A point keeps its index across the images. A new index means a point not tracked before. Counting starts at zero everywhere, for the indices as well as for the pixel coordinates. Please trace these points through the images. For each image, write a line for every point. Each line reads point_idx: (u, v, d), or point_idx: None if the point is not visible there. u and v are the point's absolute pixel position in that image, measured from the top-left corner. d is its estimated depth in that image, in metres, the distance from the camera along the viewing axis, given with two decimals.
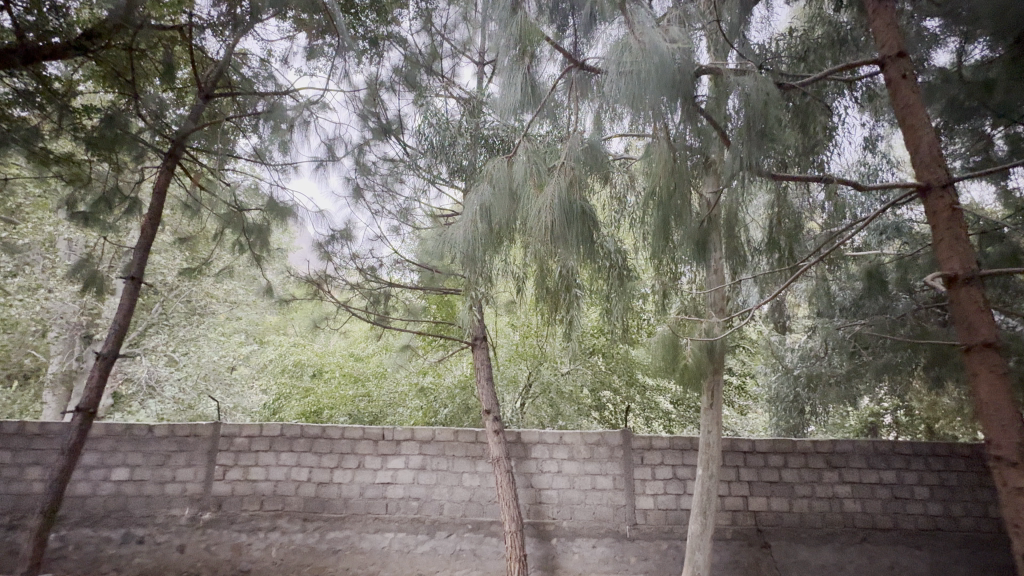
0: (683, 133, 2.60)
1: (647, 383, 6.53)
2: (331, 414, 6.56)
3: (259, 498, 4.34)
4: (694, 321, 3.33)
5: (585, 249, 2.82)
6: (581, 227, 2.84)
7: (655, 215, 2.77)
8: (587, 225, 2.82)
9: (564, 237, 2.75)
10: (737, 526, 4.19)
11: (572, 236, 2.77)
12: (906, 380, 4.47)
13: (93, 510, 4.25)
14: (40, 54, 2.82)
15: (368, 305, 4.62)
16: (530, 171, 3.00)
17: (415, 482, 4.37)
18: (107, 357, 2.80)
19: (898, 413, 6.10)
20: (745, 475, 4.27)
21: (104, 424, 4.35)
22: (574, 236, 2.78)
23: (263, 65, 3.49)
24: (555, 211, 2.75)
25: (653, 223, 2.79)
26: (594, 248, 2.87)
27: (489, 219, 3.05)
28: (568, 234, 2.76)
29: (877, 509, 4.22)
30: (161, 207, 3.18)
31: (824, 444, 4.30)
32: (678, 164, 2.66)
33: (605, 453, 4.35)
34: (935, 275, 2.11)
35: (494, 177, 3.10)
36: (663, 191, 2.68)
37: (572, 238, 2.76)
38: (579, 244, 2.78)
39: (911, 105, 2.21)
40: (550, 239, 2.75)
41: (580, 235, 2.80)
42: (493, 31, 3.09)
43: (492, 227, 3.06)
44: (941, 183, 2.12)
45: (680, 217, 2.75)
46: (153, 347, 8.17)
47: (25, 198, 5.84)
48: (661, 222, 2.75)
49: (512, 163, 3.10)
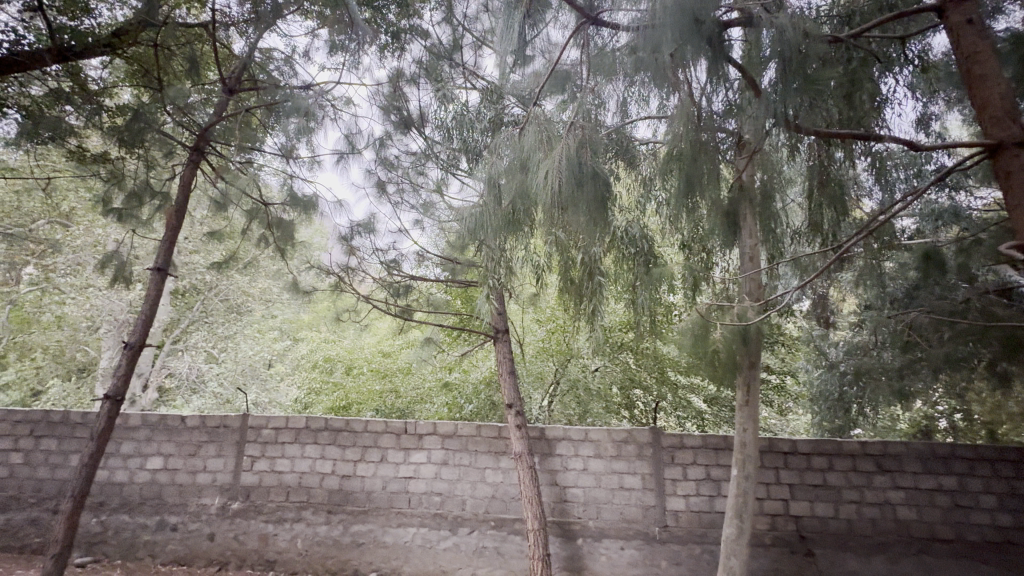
0: (710, 99, 2.40)
1: (680, 381, 6.29)
2: (359, 409, 6.65)
3: (285, 490, 4.38)
4: (725, 307, 3.15)
5: (595, 210, 2.62)
6: (594, 193, 2.63)
7: (678, 177, 2.64)
8: (601, 207, 2.63)
9: (572, 195, 2.58)
10: (778, 531, 3.94)
11: (581, 189, 2.58)
12: (966, 378, 4.09)
13: (130, 497, 4.42)
14: (72, 53, 2.95)
15: (389, 296, 4.51)
16: (542, 129, 2.86)
17: (438, 478, 4.32)
18: (135, 346, 2.86)
19: (956, 416, 5.63)
20: (785, 478, 4.01)
21: (140, 414, 4.51)
22: (587, 193, 2.59)
23: (287, 61, 3.54)
24: (564, 173, 2.55)
25: (675, 189, 2.69)
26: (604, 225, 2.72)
27: (498, 189, 3.04)
28: (576, 188, 2.58)
29: (935, 518, 3.87)
30: (185, 201, 3.23)
31: (874, 445, 3.99)
32: (701, 143, 2.50)
33: (633, 451, 4.18)
34: (1011, 248, 1.91)
35: (502, 150, 3.12)
36: (682, 154, 2.54)
37: (580, 189, 2.58)
38: (587, 213, 2.61)
39: (979, 53, 2.01)
40: (556, 198, 2.56)
41: (588, 186, 2.59)
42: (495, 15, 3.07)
43: (501, 206, 3.02)
44: (1018, 141, 1.91)
45: (703, 186, 2.60)
46: (194, 343, 8.62)
47: (75, 200, 6.16)
48: (685, 185, 2.62)
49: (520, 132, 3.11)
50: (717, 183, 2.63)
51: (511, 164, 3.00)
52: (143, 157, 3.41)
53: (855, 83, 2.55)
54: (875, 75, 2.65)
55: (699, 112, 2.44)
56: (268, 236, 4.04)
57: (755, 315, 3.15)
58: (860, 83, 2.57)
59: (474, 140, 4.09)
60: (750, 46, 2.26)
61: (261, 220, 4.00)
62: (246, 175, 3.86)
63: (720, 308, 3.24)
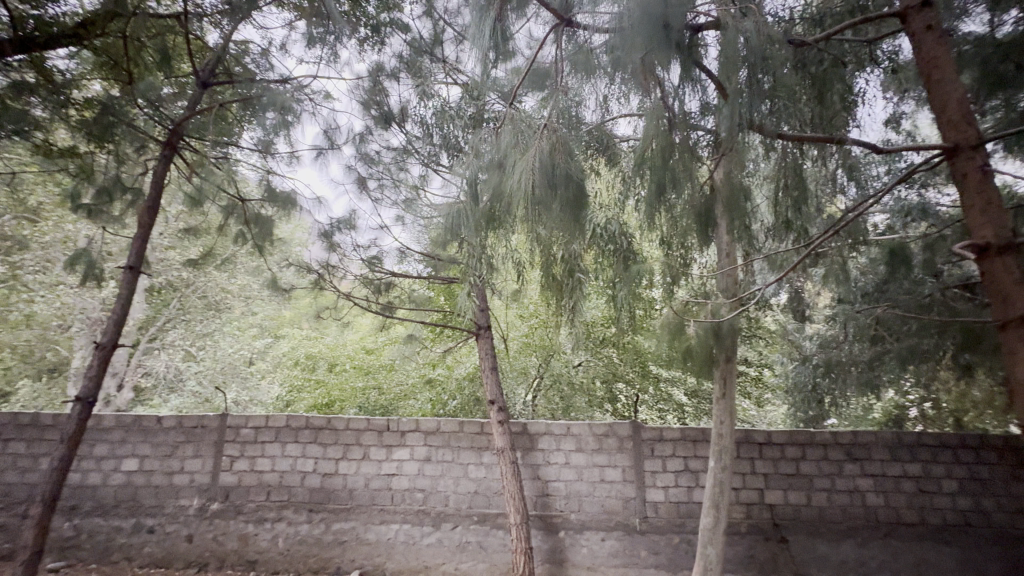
0: (683, 99, 2.45)
1: (661, 374, 6.39)
2: (342, 406, 6.60)
3: (266, 489, 4.34)
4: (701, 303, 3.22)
5: (569, 212, 2.72)
6: (567, 195, 2.72)
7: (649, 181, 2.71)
8: (574, 203, 2.73)
9: (545, 198, 2.66)
10: (753, 519, 4.05)
11: (553, 191, 2.67)
12: (932, 369, 4.24)
13: (105, 499, 4.33)
14: (35, 43, 2.88)
15: (369, 294, 4.50)
16: (516, 131, 2.90)
17: (421, 474, 4.33)
18: (107, 346, 2.80)
19: (925, 405, 5.84)
20: (760, 468, 4.13)
21: (114, 415, 4.41)
22: (559, 195, 2.68)
23: (263, 54, 3.48)
24: (538, 176, 2.65)
25: (647, 190, 2.72)
26: (580, 221, 2.78)
27: (473, 189, 3.10)
28: (548, 191, 2.66)
29: (901, 504, 4.03)
30: (158, 197, 3.14)
31: (845, 435, 4.12)
32: (675, 143, 2.53)
33: (614, 444, 4.25)
34: (965, 245, 2.00)
35: (476, 146, 3.20)
36: (655, 157, 2.59)
37: (552, 193, 2.67)
38: (561, 211, 2.69)
39: (937, 58, 2.08)
40: (528, 198, 2.65)
41: (561, 190, 2.68)
42: (467, 23, 3.06)
43: (480, 204, 3.04)
44: (972, 143, 1.99)
45: (678, 184, 2.65)
46: (171, 341, 8.45)
47: (43, 195, 5.98)
48: (657, 190, 2.67)
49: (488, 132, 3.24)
50: (688, 184, 2.68)
51: (488, 160, 3.03)
52: (113, 152, 3.33)
53: (824, 84, 2.62)
54: (847, 78, 2.72)
55: (676, 110, 2.48)
56: (245, 232, 3.98)
57: (727, 312, 3.24)
58: (829, 84, 2.65)
59: (455, 135, 3.95)
60: (725, 47, 2.28)
61: (238, 216, 3.90)
62: (225, 172, 3.83)
63: (697, 304, 3.31)
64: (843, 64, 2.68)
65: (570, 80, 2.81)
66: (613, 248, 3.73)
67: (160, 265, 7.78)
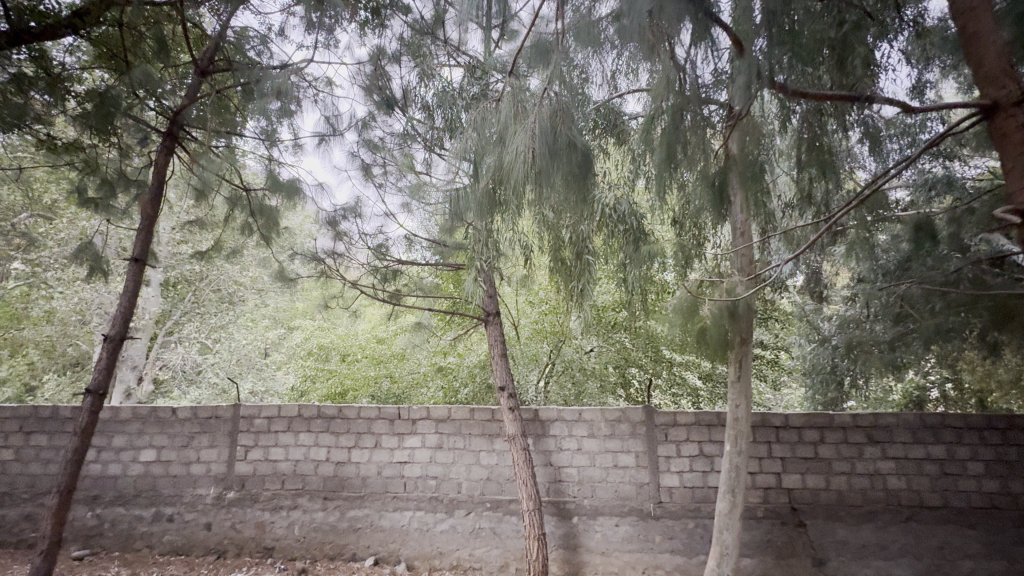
0: (693, 58, 2.38)
1: (674, 358, 6.30)
2: (355, 395, 6.66)
3: (280, 477, 4.39)
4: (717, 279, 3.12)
5: (571, 183, 2.70)
6: (567, 173, 2.69)
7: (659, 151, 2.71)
8: (576, 177, 2.69)
9: (546, 168, 2.65)
10: (770, 504, 3.99)
11: (554, 164, 2.65)
12: (958, 349, 4.09)
13: (125, 490, 4.42)
14: (30, 35, 2.80)
15: (377, 282, 4.50)
16: (516, 101, 2.84)
17: (432, 461, 4.33)
18: (115, 338, 2.81)
19: (946, 386, 5.71)
20: (777, 452, 4.05)
21: (130, 407, 4.48)
22: (557, 167, 2.67)
23: (263, 40, 3.41)
24: (537, 142, 2.64)
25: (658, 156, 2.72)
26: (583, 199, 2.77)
27: (476, 163, 3.10)
28: (550, 163, 2.65)
29: (924, 487, 3.92)
30: (161, 188, 3.11)
31: (865, 417, 4.02)
32: (685, 122, 2.58)
33: (627, 430, 4.20)
34: (1005, 211, 1.86)
35: (476, 121, 3.12)
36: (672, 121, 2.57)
37: (553, 166, 2.65)
38: (562, 183, 2.67)
39: (975, 9, 1.94)
40: (530, 174, 2.64)
41: (563, 163, 2.66)
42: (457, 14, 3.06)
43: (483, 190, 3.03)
44: (1013, 100, 1.84)
45: (690, 153, 2.68)
46: (187, 334, 8.58)
47: (57, 192, 6.05)
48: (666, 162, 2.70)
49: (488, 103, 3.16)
50: (705, 158, 2.69)
51: (491, 141, 2.99)
52: (118, 145, 3.38)
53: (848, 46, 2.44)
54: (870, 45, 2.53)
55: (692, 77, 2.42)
56: (250, 223, 3.98)
57: (743, 290, 3.14)
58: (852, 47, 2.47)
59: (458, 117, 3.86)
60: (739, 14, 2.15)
61: (243, 207, 3.92)
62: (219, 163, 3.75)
63: (712, 283, 3.22)
64: (866, 26, 2.50)
65: (574, 52, 2.68)
66: (623, 228, 3.62)
67: (172, 260, 7.86)
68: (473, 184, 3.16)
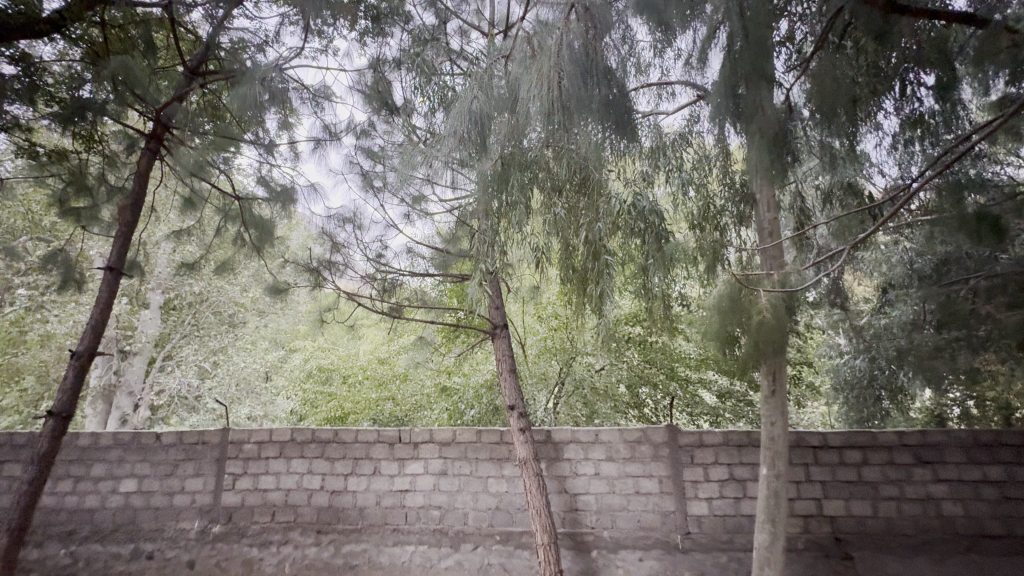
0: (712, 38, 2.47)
1: (690, 375, 5.99)
2: (355, 419, 6.38)
3: (271, 509, 4.08)
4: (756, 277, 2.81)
5: None
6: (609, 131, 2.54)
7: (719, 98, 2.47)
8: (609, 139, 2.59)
9: (567, 108, 2.52)
10: (811, 534, 3.62)
11: (588, 90, 2.47)
12: (1008, 361, 3.76)
13: (102, 524, 4.11)
14: (10, 34, 2.67)
15: (376, 294, 4.17)
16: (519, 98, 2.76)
17: (437, 489, 4.02)
18: (83, 356, 2.58)
19: (971, 404, 5.38)
20: (816, 475, 3.70)
21: (111, 433, 4.21)
22: (586, 101, 2.49)
23: (258, 49, 3.18)
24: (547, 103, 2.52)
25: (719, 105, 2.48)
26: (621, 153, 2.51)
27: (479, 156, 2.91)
28: (571, 100, 2.51)
29: (983, 512, 3.55)
30: (142, 195, 2.92)
31: (912, 435, 3.68)
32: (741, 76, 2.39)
33: (648, 452, 3.88)
34: None
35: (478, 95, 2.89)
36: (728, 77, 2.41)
37: (575, 104, 2.50)
38: None
39: None
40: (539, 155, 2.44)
41: (597, 91, 2.47)
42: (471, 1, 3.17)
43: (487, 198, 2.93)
44: None
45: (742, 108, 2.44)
46: (185, 358, 8.33)
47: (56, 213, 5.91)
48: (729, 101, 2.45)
49: (492, 75, 2.92)
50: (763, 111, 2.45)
51: (496, 150, 2.88)
52: (104, 153, 3.27)
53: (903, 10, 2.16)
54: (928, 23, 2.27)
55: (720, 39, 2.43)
56: (244, 234, 3.77)
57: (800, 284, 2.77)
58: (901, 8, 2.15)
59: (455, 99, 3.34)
60: None
61: (235, 218, 3.74)
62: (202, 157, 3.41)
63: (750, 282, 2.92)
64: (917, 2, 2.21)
65: (575, 42, 2.47)
66: (644, 227, 3.35)
67: (172, 280, 7.64)
68: (478, 186, 2.99)
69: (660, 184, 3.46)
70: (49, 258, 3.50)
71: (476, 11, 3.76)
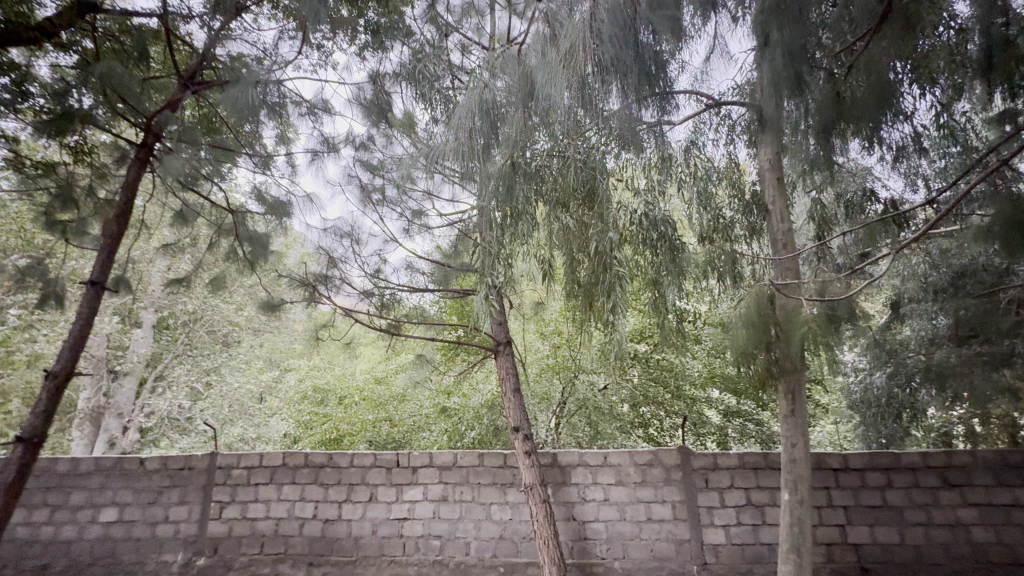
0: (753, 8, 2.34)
1: (696, 393, 5.82)
2: (352, 441, 6.15)
3: (260, 539, 3.87)
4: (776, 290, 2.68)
5: None
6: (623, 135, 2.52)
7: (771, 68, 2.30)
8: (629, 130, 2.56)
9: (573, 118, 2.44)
10: (835, 563, 3.43)
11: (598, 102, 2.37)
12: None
13: (79, 557, 3.88)
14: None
15: (375, 311, 3.99)
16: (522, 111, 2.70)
17: (437, 517, 3.81)
18: (60, 377, 2.42)
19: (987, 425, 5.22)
20: (838, 500, 3.52)
21: (92, 458, 4.00)
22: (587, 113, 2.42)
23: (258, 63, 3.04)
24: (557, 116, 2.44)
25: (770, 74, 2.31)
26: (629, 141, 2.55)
27: (480, 168, 2.81)
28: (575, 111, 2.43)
29: (1016, 539, 3.38)
30: (130, 208, 2.80)
31: (937, 457, 3.51)
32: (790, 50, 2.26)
33: (660, 476, 3.70)
34: None
35: (479, 106, 2.79)
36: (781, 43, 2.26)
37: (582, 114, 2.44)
38: None
39: None
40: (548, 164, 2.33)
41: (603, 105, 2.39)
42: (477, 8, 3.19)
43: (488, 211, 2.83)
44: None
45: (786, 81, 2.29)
46: (176, 378, 8.11)
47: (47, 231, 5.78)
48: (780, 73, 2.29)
49: (487, 86, 2.79)
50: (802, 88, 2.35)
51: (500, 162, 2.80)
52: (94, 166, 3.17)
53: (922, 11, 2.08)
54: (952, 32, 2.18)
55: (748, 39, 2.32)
56: (237, 250, 3.65)
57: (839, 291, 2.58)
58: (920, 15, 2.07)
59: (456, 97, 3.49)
60: None
61: (230, 234, 3.62)
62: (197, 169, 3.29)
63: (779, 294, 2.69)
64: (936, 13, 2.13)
65: (584, 64, 2.35)
66: (656, 237, 3.21)
67: (165, 299, 7.47)
68: (481, 199, 2.90)
69: (669, 196, 3.31)
70: (35, 276, 3.38)
71: (477, 27, 3.76)
